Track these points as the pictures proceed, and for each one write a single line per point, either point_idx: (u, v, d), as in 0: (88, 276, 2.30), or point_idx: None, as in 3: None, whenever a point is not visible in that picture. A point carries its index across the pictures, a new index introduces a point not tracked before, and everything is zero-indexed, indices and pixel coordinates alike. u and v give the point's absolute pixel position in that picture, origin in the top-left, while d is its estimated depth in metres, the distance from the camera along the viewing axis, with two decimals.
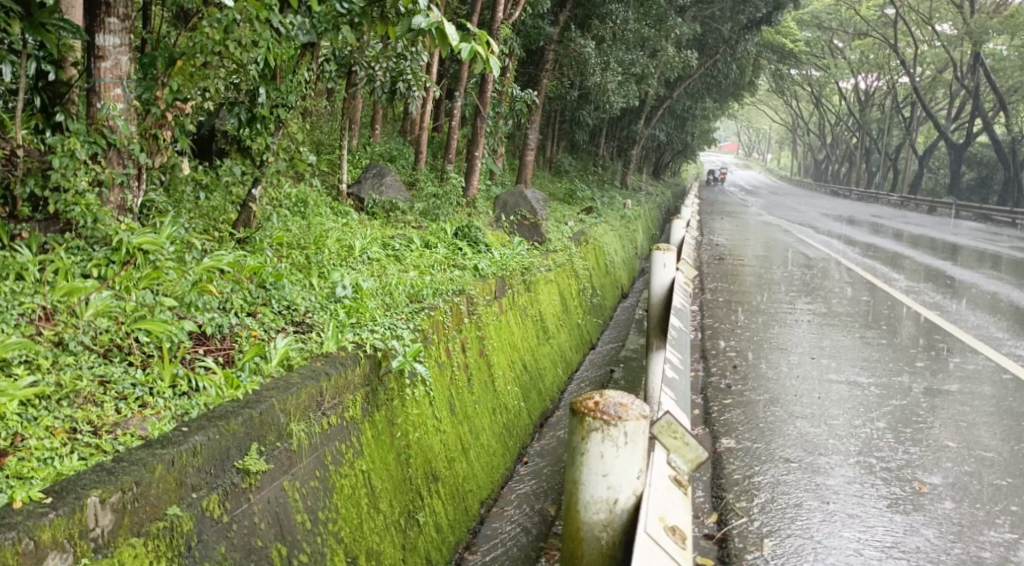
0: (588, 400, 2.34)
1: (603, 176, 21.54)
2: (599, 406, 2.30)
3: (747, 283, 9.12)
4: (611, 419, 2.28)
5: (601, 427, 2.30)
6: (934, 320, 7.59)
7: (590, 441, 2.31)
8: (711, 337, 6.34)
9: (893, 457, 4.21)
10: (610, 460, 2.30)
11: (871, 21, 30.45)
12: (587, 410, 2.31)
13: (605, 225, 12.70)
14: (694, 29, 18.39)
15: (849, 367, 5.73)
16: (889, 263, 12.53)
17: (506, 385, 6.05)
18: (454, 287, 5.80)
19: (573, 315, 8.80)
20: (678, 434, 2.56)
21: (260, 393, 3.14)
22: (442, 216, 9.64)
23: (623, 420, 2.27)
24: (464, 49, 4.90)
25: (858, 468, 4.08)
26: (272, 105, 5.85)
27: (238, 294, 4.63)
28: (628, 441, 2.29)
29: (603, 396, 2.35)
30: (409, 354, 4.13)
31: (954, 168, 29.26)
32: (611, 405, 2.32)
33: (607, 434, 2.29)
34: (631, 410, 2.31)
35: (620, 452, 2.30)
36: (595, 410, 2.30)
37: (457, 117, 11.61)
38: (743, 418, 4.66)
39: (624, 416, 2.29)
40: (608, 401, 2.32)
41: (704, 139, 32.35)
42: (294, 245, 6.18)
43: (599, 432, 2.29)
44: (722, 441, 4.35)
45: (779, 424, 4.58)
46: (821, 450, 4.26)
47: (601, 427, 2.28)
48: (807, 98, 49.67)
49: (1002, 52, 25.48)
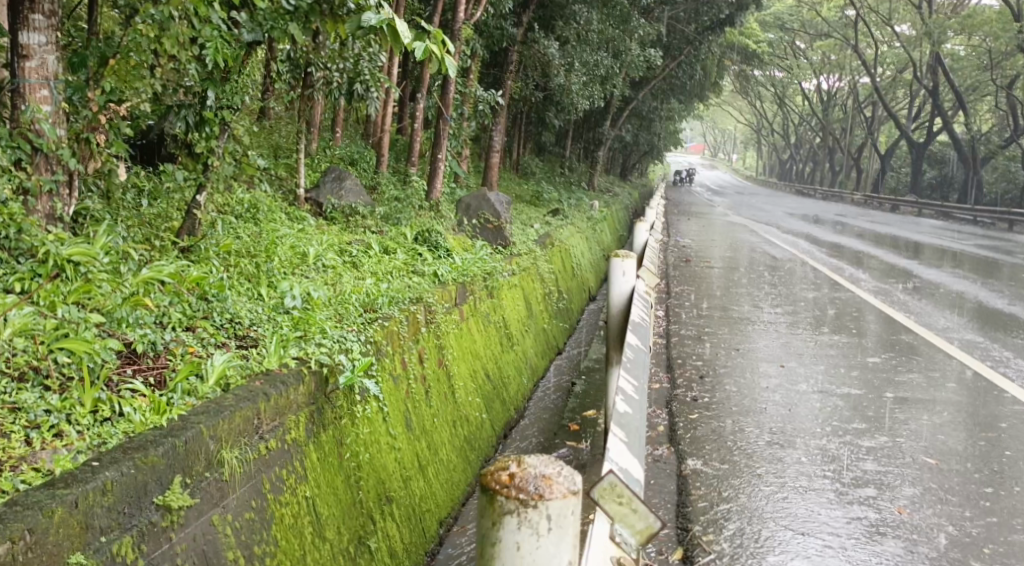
0: (501, 472, 1.90)
1: (570, 177, 21.38)
2: (514, 482, 1.85)
3: (715, 287, 8.97)
4: (529, 500, 1.82)
5: (516, 509, 1.84)
6: (902, 322, 7.50)
7: (504, 528, 1.84)
8: (676, 345, 6.17)
9: (864, 475, 4.04)
10: (530, 554, 1.83)
11: (833, 22, 30.68)
12: (499, 487, 1.86)
13: (572, 227, 12.51)
14: (658, 30, 18.33)
15: (816, 375, 5.58)
16: (855, 263, 12.48)
17: (467, 397, 5.81)
18: (411, 295, 5.54)
19: (539, 320, 8.59)
20: (624, 499, 2.26)
21: (187, 418, 2.88)
22: (403, 220, 9.37)
23: (545, 500, 1.82)
24: (418, 48, 4.62)
25: (830, 488, 3.90)
26: (219, 107, 5.52)
27: (176, 307, 4.35)
28: (553, 527, 1.84)
29: (519, 467, 1.92)
30: (358, 370, 3.87)
31: (916, 166, 29.58)
32: (530, 481, 1.87)
33: (524, 519, 1.83)
34: (555, 485, 1.87)
35: (543, 543, 1.84)
36: (509, 487, 1.85)
37: (419, 118, 11.35)
38: (710, 434, 4.48)
39: (546, 495, 1.84)
40: (526, 475, 1.88)
41: (671, 139, 32.37)
42: (243, 254, 5.89)
43: (514, 515, 1.83)
44: (687, 461, 4.15)
45: (746, 440, 4.40)
46: (791, 470, 4.06)
47: (515, 510, 1.82)
48: (771, 98, 50.06)
49: (961, 51, 25.76)
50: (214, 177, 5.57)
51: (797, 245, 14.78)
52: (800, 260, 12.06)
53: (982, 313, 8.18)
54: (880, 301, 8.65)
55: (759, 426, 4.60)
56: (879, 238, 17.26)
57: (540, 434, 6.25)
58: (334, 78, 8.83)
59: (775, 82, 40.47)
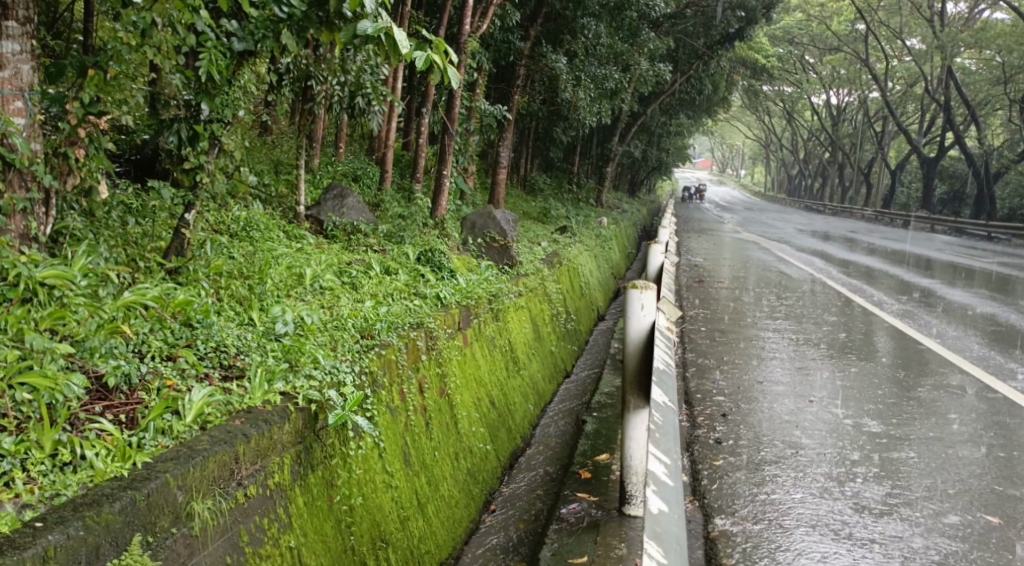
0: None
1: (577, 194, 21.09)
2: None
3: (730, 309, 8.65)
4: None
5: None
6: (931, 346, 7.12)
7: None
8: (694, 377, 5.83)
9: (912, 535, 3.67)
10: None
11: (843, 37, 30.43)
12: None
13: (580, 244, 12.22)
14: (666, 44, 18.06)
15: (845, 409, 5.23)
16: (870, 281, 12.12)
17: (470, 427, 5.49)
18: (411, 320, 5.23)
19: (546, 342, 8.27)
20: None
21: (153, 465, 2.61)
22: (407, 238, 9.09)
23: None
24: (418, 58, 4.40)
25: (873, 549, 3.54)
26: (211, 119, 5.27)
27: (157, 335, 4.06)
28: None
29: None
30: (350, 406, 3.53)
31: (928, 181, 29.18)
32: None
33: None
34: None
35: None
36: None
37: (424, 133, 11.09)
38: (737, 484, 4.13)
39: None
40: None
41: (679, 155, 32.13)
42: (235, 275, 5.59)
43: None
44: (715, 521, 3.79)
45: (780, 492, 4.04)
46: (829, 528, 3.70)
47: None
48: (779, 113, 49.86)
49: (972, 66, 25.48)
50: (204, 194, 5.27)
51: (811, 263, 14.40)
52: (816, 279, 11.73)
53: (1011, 334, 7.79)
54: (907, 323, 8.24)
55: (791, 472, 4.24)
56: (892, 255, 16.86)
57: (549, 465, 5.92)
58: (334, 91, 8.57)
59: (783, 97, 40.21)
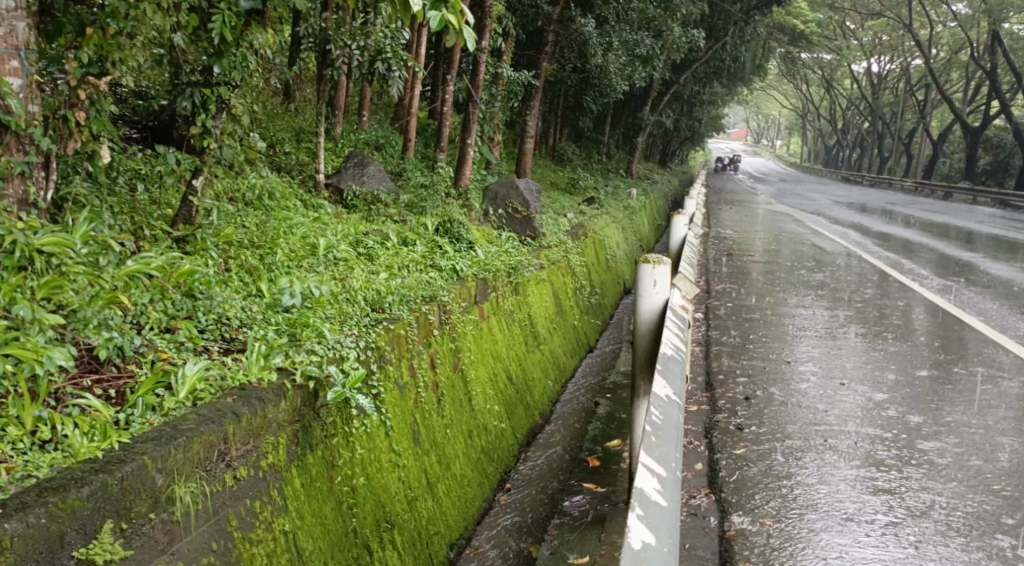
0: None
1: (607, 165, 20.72)
2: None
3: (760, 284, 8.37)
4: None
5: None
6: (973, 325, 6.77)
7: None
8: (717, 357, 5.58)
9: (948, 538, 3.40)
10: None
11: (884, 2, 29.52)
12: None
13: (607, 216, 11.95)
14: (700, 10, 17.56)
15: (878, 394, 4.96)
16: (907, 255, 11.72)
17: (485, 403, 5.32)
18: (424, 293, 5.06)
19: (568, 316, 8.07)
20: None
21: (133, 448, 2.50)
22: (427, 208, 8.90)
23: None
24: (432, 16, 4.29)
25: (904, 554, 3.29)
26: (221, 81, 5.09)
27: (157, 305, 3.91)
28: None
29: None
30: (350, 384, 3.35)
31: (970, 153, 28.30)
32: None
33: None
34: None
35: None
36: None
37: (448, 101, 10.82)
38: (759, 477, 3.89)
39: None
40: None
41: (712, 126, 31.52)
42: (245, 244, 5.45)
43: None
44: (732, 518, 3.57)
45: (805, 486, 3.80)
46: (854, 527, 3.47)
47: None
48: (817, 83, 48.75)
49: (1020, 32, 24.56)
50: (211, 160, 5.15)
51: (846, 236, 13.96)
52: (850, 253, 11.36)
53: None
54: (948, 299, 7.88)
55: (817, 464, 4.01)
56: (931, 228, 16.33)
57: (567, 444, 5.74)
58: (354, 56, 8.37)
59: (822, 66, 39.22)
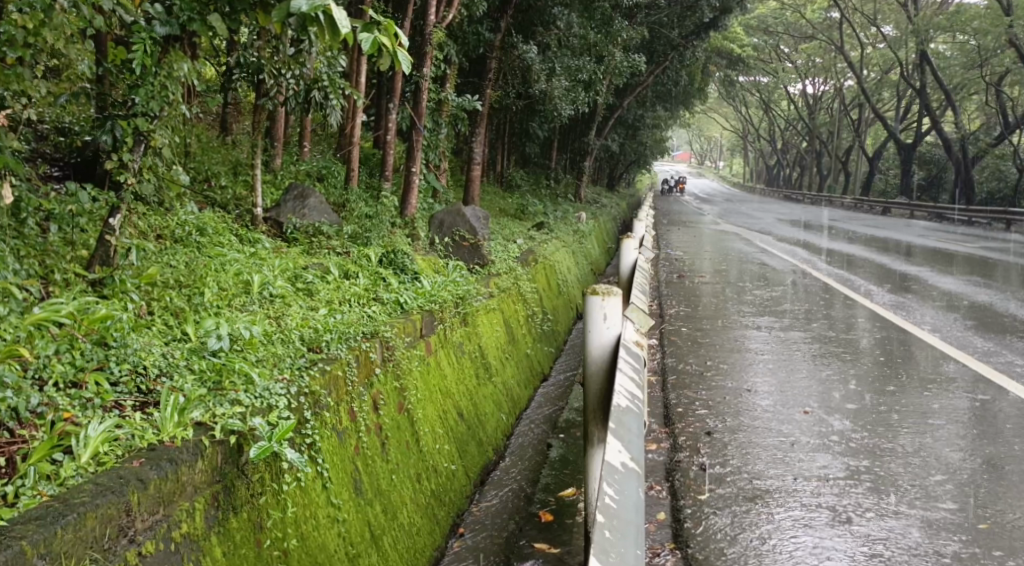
0: None
1: (555, 190, 20.65)
2: None
3: (713, 306, 8.23)
4: None
5: None
6: (927, 341, 6.69)
7: None
8: (675, 387, 5.36)
9: None
10: None
11: (817, 25, 30.25)
12: None
13: (557, 240, 11.79)
14: (640, 35, 17.67)
15: (842, 421, 4.78)
16: (853, 270, 11.76)
17: (434, 443, 5.03)
18: (365, 329, 4.76)
19: (520, 345, 7.82)
20: None
21: (10, 530, 2.22)
22: (372, 239, 8.59)
23: None
24: (363, 39, 4.18)
25: None
26: (138, 112, 4.78)
27: (63, 356, 3.56)
28: None
29: None
30: (278, 437, 3.00)
31: (906, 168, 29.01)
32: None
33: None
34: None
35: None
36: None
37: (391, 129, 10.58)
38: (728, 525, 3.65)
39: None
40: None
41: (658, 149, 31.83)
42: (172, 285, 5.09)
43: None
44: None
45: (774, 533, 3.56)
46: None
47: None
48: (756, 104, 49.81)
49: (946, 52, 25.32)
50: (129, 197, 4.79)
51: (794, 253, 14.00)
52: (799, 270, 11.34)
53: (1005, 323, 7.40)
54: (898, 315, 7.83)
55: (786, 506, 3.78)
56: (873, 242, 16.54)
57: (523, 481, 5.47)
58: (289, 85, 8.10)
59: (760, 88, 40.03)
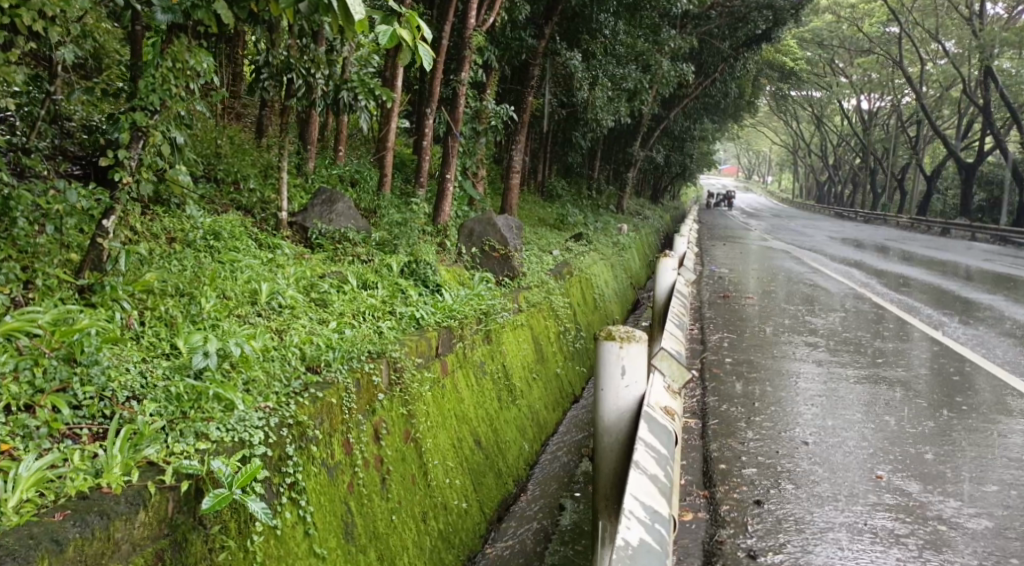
0: None
1: (597, 201, 20.09)
2: None
3: (760, 332, 7.63)
4: None
5: None
6: (1007, 384, 5.96)
7: None
8: (716, 436, 4.80)
9: None
10: None
11: (874, 38, 29.21)
12: None
13: (595, 253, 11.26)
14: (690, 44, 17.03)
15: (917, 489, 4.16)
16: (911, 293, 11.05)
17: (445, 476, 4.57)
18: (371, 347, 4.31)
19: (550, 365, 7.32)
20: None
21: None
22: (401, 248, 8.16)
23: None
24: (380, 31, 3.79)
25: None
26: (138, 105, 4.43)
27: (25, 373, 3.18)
28: None
29: None
30: (240, 483, 2.75)
31: (965, 188, 27.80)
32: None
33: None
34: None
35: None
36: None
37: (427, 135, 10.16)
38: None
39: None
40: None
41: (705, 161, 31.06)
42: (172, 292, 4.69)
43: None
44: None
45: None
46: None
47: None
48: (807, 118, 48.61)
49: (1011, 69, 24.14)
50: (125, 197, 4.39)
51: (848, 274, 13.29)
52: (855, 295, 10.63)
53: None
54: (969, 349, 7.14)
55: None
56: (929, 263, 15.73)
57: (544, 519, 4.98)
58: (318, 86, 7.73)
59: (812, 101, 39.03)
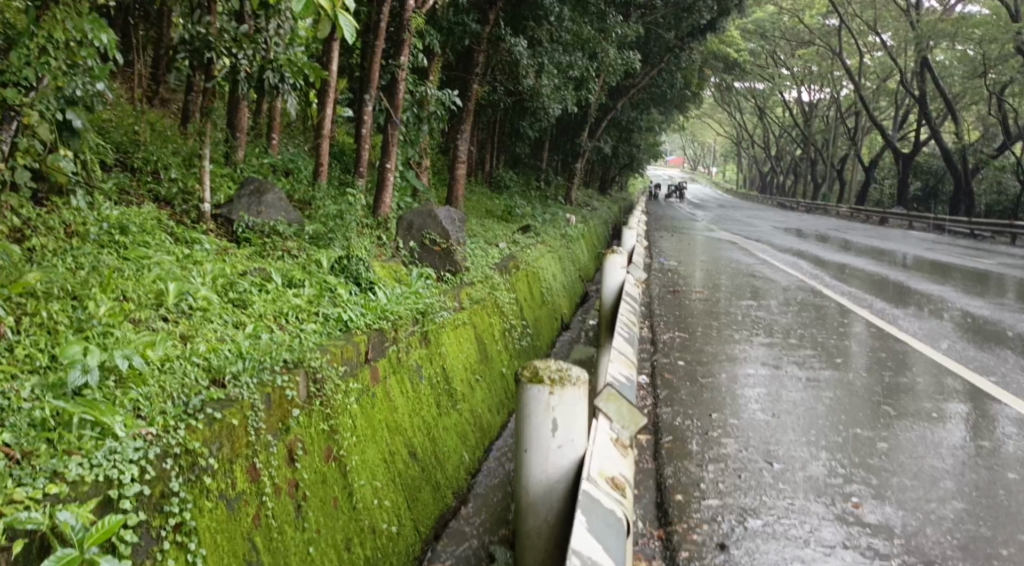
0: None
1: (544, 192, 19.68)
2: None
3: (713, 331, 7.29)
4: None
5: None
6: (971, 384, 5.68)
7: None
8: (671, 457, 4.43)
9: None
10: None
11: (815, 30, 29.40)
12: None
13: (542, 246, 10.85)
14: (634, 32, 16.72)
15: (890, 516, 3.82)
16: (859, 283, 10.86)
17: (374, 496, 4.11)
18: (287, 356, 3.81)
19: (494, 364, 6.88)
20: None
21: None
22: (334, 242, 7.62)
23: None
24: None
25: None
26: (8, 79, 3.89)
27: None
28: None
29: None
30: (92, 542, 2.39)
31: (904, 178, 28.16)
32: None
33: None
34: None
35: None
36: None
37: (365, 122, 9.59)
38: None
39: None
40: None
41: (652, 152, 30.92)
42: (61, 293, 4.14)
43: None
44: None
45: None
46: None
47: None
48: (750, 109, 49.01)
49: (946, 61, 24.45)
50: None
51: (796, 265, 13.10)
52: (805, 287, 10.38)
53: None
54: (927, 344, 6.89)
55: None
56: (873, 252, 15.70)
57: (485, 550, 4.57)
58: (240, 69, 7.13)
59: (755, 93, 39.28)
